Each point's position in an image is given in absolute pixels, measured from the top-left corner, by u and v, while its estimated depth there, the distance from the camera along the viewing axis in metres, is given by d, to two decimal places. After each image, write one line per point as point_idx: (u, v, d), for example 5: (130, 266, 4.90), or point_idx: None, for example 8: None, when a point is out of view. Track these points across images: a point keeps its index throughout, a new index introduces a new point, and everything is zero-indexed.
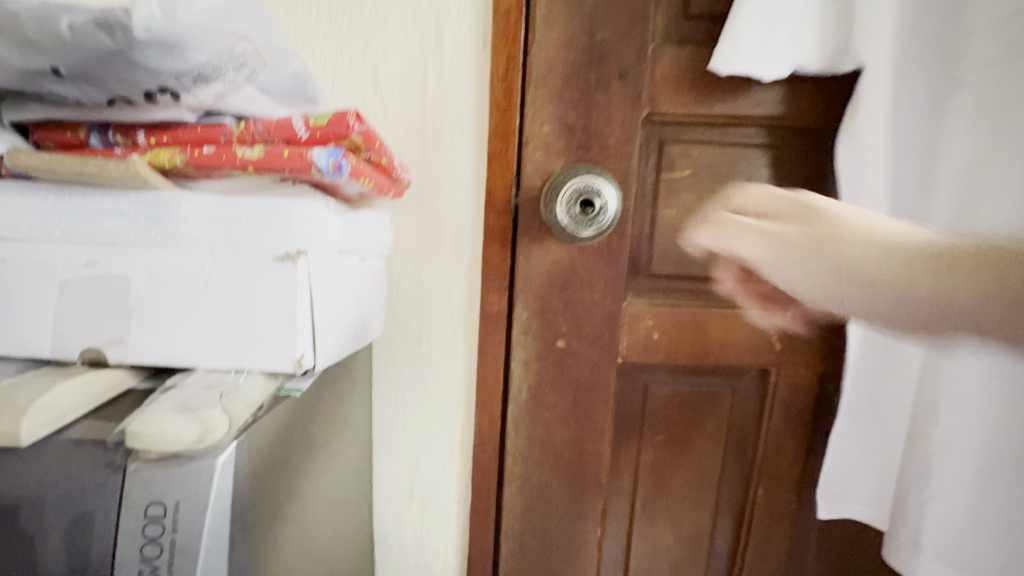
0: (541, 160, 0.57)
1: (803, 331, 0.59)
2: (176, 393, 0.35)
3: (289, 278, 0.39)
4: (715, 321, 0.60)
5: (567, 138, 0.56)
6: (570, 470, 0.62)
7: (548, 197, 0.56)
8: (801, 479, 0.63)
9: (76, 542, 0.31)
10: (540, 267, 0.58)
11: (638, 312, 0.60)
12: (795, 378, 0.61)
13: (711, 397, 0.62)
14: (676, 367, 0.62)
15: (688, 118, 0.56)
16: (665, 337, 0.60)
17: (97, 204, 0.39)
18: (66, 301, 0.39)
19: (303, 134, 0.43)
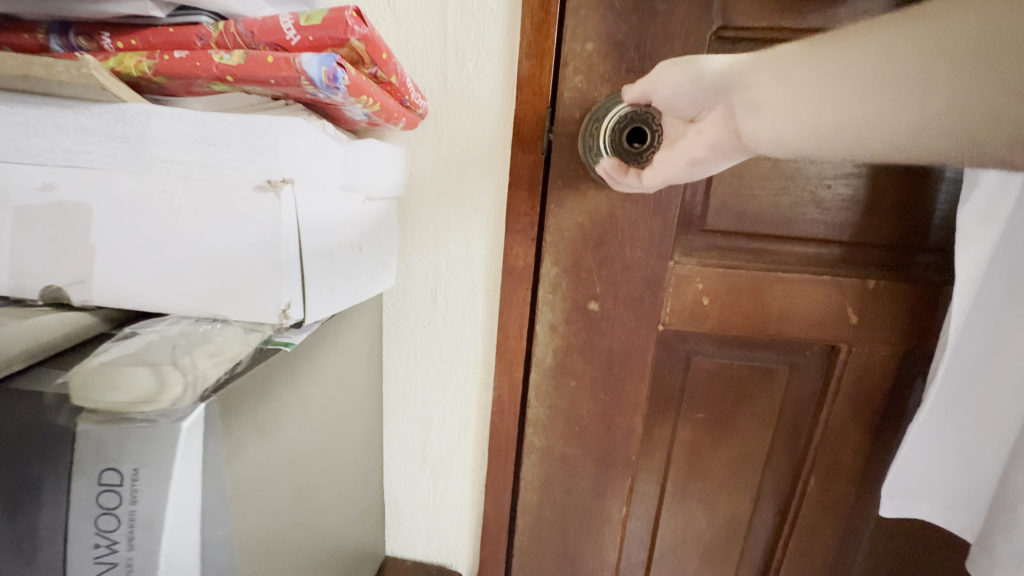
0: (583, 87, 0.47)
1: (883, 304, 0.50)
2: (139, 344, 0.30)
3: (273, 211, 0.33)
4: (780, 288, 0.51)
5: (616, 60, 0.46)
6: (597, 445, 0.56)
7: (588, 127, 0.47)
8: (863, 471, 0.55)
9: (22, 509, 0.26)
10: (575, 216, 0.50)
11: (687, 273, 0.51)
12: (871, 358, 0.52)
13: (765, 374, 0.54)
14: (728, 338, 0.54)
15: (768, 34, 0.45)
16: (716, 304, 0.52)
17: (54, 117, 0.33)
18: (22, 231, 0.34)
19: (293, 38, 0.36)
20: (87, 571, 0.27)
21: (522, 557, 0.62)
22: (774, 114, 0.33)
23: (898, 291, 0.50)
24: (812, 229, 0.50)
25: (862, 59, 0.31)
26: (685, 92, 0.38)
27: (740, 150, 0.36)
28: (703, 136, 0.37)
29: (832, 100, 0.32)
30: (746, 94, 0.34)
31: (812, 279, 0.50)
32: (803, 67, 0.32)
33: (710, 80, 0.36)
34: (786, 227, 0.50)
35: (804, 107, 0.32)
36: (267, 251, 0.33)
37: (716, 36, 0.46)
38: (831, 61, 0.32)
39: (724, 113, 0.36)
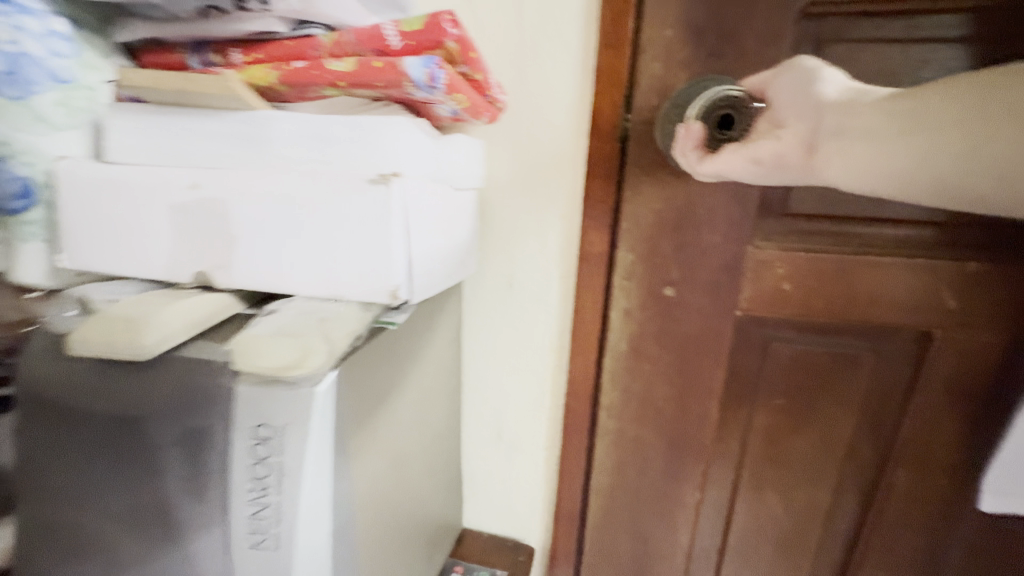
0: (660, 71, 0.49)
1: (985, 284, 0.48)
2: (276, 319, 0.35)
3: (382, 202, 0.36)
4: (866, 271, 0.49)
5: (694, 44, 0.47)
6: (670, 429, 0.57)
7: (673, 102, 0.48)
8: (963, 463, 0.53)
9: (193, 455, 0.32)
10: (651, 204, 0.52)
11: (768, 256, 0.51)
12: (966, 347, 0.50)
13: (849, 362, 0.53)
14: (808, 324, 0.52)
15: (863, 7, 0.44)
16: (799, 289, 0.51)
17: (200, 124, 0.40)
18: (178, 223, 0.39)
19: (395, 44, 0.39)
20: (244, 510, 0.32)
21: (593, 535, 0.64)
22: (854, 144, 0.38)
23: (997, 277, 0.48)
24: (907, 211, 0.48)
25: (940, 112, 0.37)
26: (795, 98, 0.41)
27: (799, 168, 0.40)
28: (779, 143, 0.40)
29: (905, 141, 0.37)
30: (836, 120, 0.39)
31: (901, 262, 0.49)
32: (892, 108, 0.38)
33: (821, 99, 0.39)
34: (877, 209, 0.48)
35: (882, 141, 0.38)
36: (377, 239, 0.37)
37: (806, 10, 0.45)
38: (914, 109, 0.37)
39: (807, 131, 0.40)
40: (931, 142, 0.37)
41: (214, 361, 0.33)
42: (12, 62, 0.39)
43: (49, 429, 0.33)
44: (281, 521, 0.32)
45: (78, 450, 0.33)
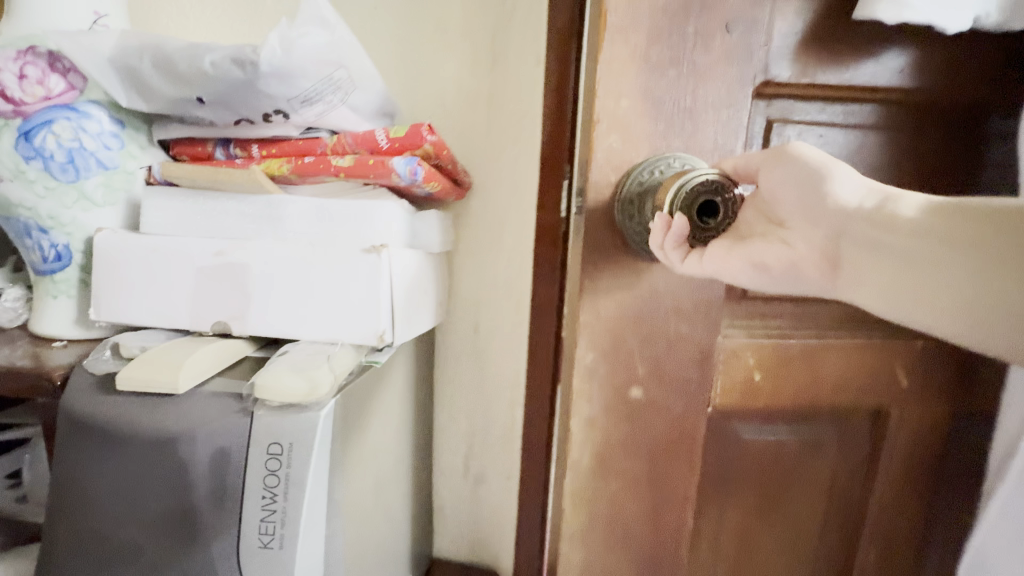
0: (620, 145, 0.42)
1: (936, 368, 0.50)
2: (290, 355, 0.44)
3: (374, 266, 0.47)
4: (828, 355, 0.49)
5: (657, 123, 0.42)
6: (649, 549, 0.49)
7: (638, 177, 0.42)
8: (920, 543, 0.54)
9: (218, 471, 0.39)
10: (611, 298, 0.45)
11: (735, 345, 0.47)
12: (911, 425, 0.51)
13: (815, 445, 0.51)
14: (782, 411, 0.50)
15: (812, 90, 0.43)
16: (768, 378, 0.48)
17: (224, 204, 0.50)
18: (202, 283, 0.48)
19: (384, 144, 0.51)
20: (256, 515, 0.39)
21: None
22: (871, 267, 0.39)
23: (934, 355, 0.50)
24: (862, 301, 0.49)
25: (970, 256, 0.35)
26: (805, 204, 0.41)
27: (812, 274, 0.42)
28: (790, 251, 0.42)
29: (932, 272, 0.37)
30: (851, 239, 0.40)
31: (862, 346, 0.49)
32: (918, 229, 0.37)
33: (838, 205, 0.40)
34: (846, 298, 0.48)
35: (896, 266, 0.38)
36: (370, 295, 0.47)
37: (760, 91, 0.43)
38: (949, 242, 0.36)
39: (819, 240, 0.41)
40: (951, 285, 0.36)
41: (240, 393, 0.41)
42: (69, 155, 0.48)
43: (91, 451, 0.40)
44: (286, 524, 0.39)
45: (114, 471, 0.39)
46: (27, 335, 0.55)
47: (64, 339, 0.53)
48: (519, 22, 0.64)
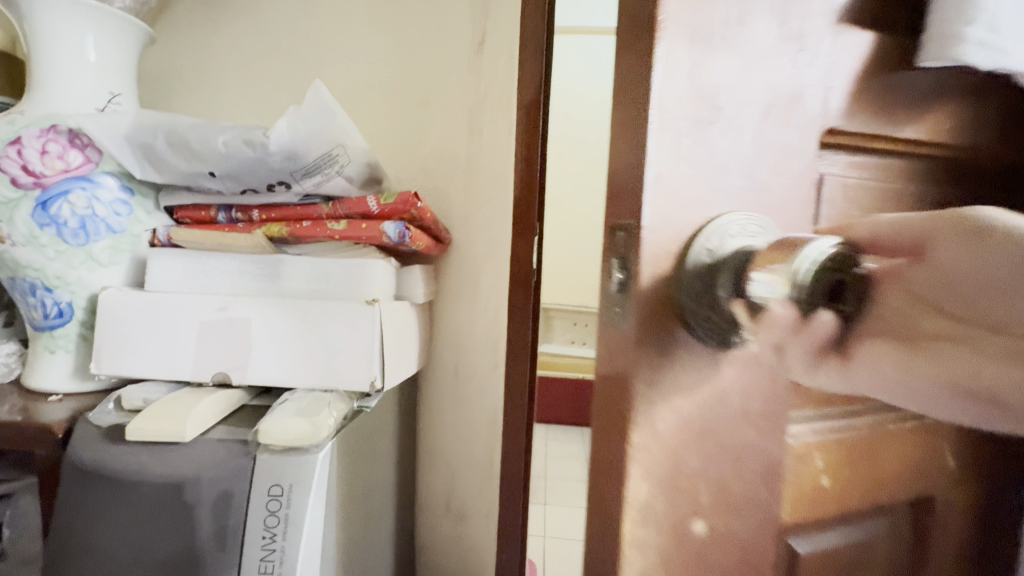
0: (678, 205, 0.29)
1: (979, 445, 0.42)
2: (290, 404, 0.48)
3: (367, 320, 0.52)
4: (885, 443, 0.39)
5: (723, 177, 0.30)
6: None
7: (704, 245, 0.29)
8: None
9: (222, 512, 0.42)
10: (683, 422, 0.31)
11: (809, 448, 0.36)
12: (959, 515, 0.43)
13: (868, 551, 0.40)
14: (835, 513, 0.38)
15: (870, 140, 0.34)
16: (836, 481, 0.38)
17: (226, 264, 0.55)
18: (203, 337, 0.52)
19: (375, 210, 0.57)
20: (256, 554, 0.41)
21: None
22: None
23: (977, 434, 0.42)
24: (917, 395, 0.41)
25: None
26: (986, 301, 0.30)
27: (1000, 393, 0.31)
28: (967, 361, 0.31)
29: None
30: None
31: (911, 428, 0.40)
32: None
33: None
34: None
35: None
36: (361, 346, 0.52)
37: (826, 142, 0.33)
38: None
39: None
40: None
41: (246, 440, 0.45)
42: (82, 221, 0.52)
43: (97, 500, 0.42)
44: (284, 563, 0.42)
45: (121, 517, 0.42)
46: (17, 390, 0.56)
47: (60, 393, 0.55)
48: (491, 102, 0.73)
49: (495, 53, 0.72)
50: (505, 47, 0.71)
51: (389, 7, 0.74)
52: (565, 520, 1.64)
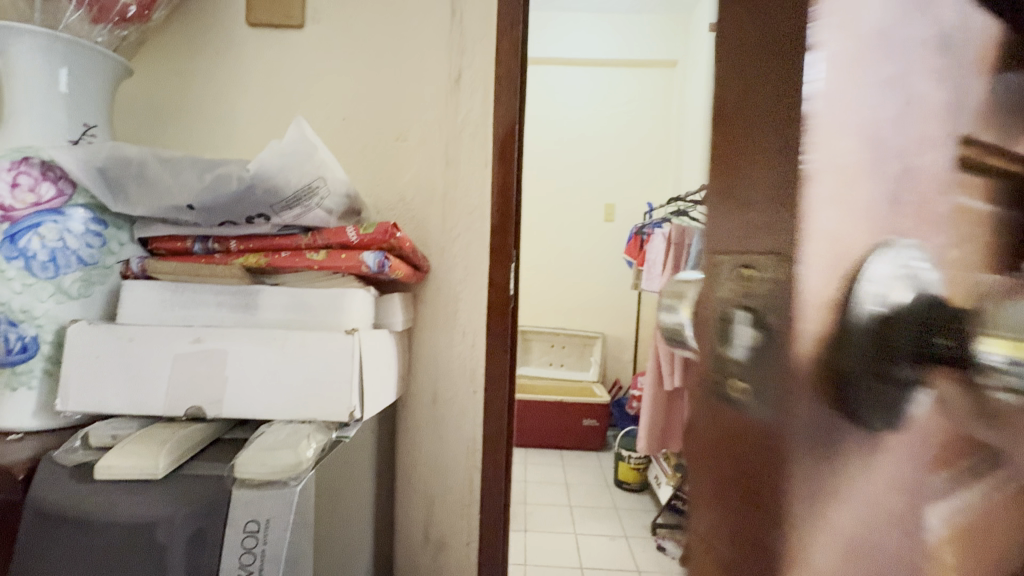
0: (832, 226, 0.12)
1: None
2: (268, 437, 0.48)
3: (348, 349, 0.52)
4: None
5: (877, 196, 0.12)
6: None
7: (875, 291, 0.12)
8: None
9: (195, 551, 0.41)
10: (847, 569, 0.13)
11: (952, 537, 0.15)
12: None
13: None
14: None
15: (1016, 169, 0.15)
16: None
17: (202, 296, 0.54)
18: (178, 370, 0.52)
19: (354, 240, 0.58)
20: None
21: None
22: None
23: None
24: None
25: None
26: None
27: None
28: None
29: None
30: None
31: None
32: None
33: None
34: None
35: None
36: (340, 378, 0.52)
37: (964, 158, 0.14)
38: None
39: None
40: None
41: (221, 474, 0.45)
42: (52, 254, 0.51)
43: (63, 544, 0.41)
44: None
45: (90, 561, 0.41)
46: None
47: (20, 431, 0.52)
48: (468, 136, 0.76)
49: (471, 90, 0.76)
50: (480, 85, 0.76)
51: (366, 43, 0.76)
52: (546, 546, 1.63)
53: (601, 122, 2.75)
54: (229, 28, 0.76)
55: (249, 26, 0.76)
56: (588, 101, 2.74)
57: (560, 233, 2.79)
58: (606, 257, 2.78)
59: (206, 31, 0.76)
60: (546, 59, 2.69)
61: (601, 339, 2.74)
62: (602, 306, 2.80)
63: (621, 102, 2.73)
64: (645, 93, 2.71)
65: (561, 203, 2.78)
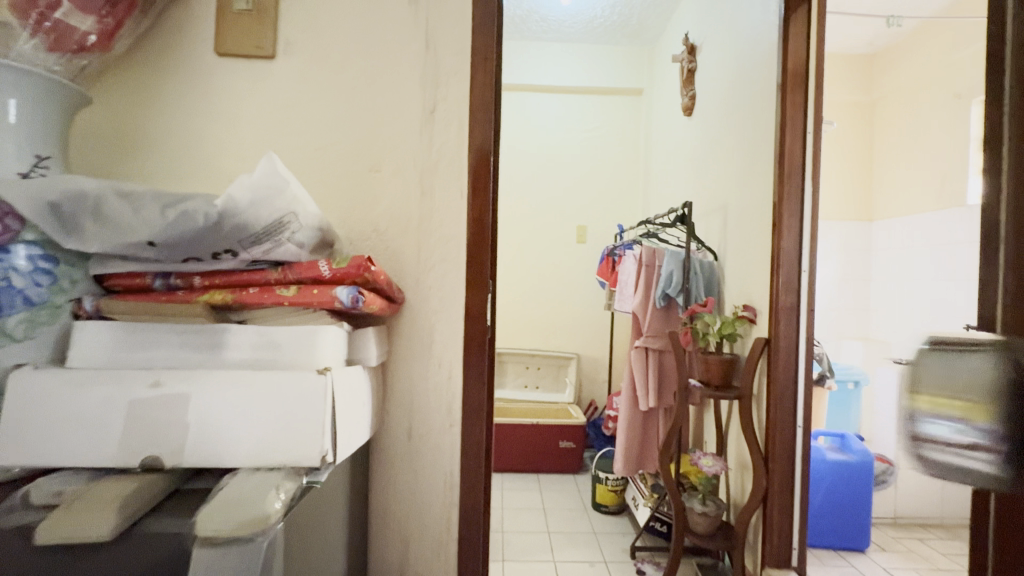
0: None
1: None
2: (233, 489, 0.45)
3: (320, 389, 0.50)
4: None
5: None
6: None
7: None
8: None
9: None
10: None
11: None
12: None
13: None
14: None
15: None
16: None
17: (162, 337, 0.51)
18: (133, 416, 0.48)
19: (327, 274, 0.56)
20: None
21: None
22: None
23: None
24: None
25: None
26: None
27: None
28: None
29: None
30: None
31: None
32: None
33: None
34: None
35: None
36: (311, 420, 0.50)
37: None
38: None
39: None
40: None
41: (178, 531, 0.41)
42: None
43: None
44: None
45: None
46: None
47: None
48: (443, 167, 0.76)
49: (446, 121, 0.76)
50: (455, 117, 0.76)
51: (339, 73, 0.76)
52: None
53: (571, 147, 2.81)
54: (196, 56, 0.74)
55: (217, 55, 0.74)
56: (559, 126, 2.80)
57: (533, 255, 2.80)
58: (579, 278, 2.82)
59: (172, 59, 0.74)
60: (517, 86, 2.75)
61: (576, 360, 2.75)
62: (576, 327, 2.82)
63: (590, 128, 2.81)
64: (612, 119, 2.80)
65: (534, 225, 2.81)
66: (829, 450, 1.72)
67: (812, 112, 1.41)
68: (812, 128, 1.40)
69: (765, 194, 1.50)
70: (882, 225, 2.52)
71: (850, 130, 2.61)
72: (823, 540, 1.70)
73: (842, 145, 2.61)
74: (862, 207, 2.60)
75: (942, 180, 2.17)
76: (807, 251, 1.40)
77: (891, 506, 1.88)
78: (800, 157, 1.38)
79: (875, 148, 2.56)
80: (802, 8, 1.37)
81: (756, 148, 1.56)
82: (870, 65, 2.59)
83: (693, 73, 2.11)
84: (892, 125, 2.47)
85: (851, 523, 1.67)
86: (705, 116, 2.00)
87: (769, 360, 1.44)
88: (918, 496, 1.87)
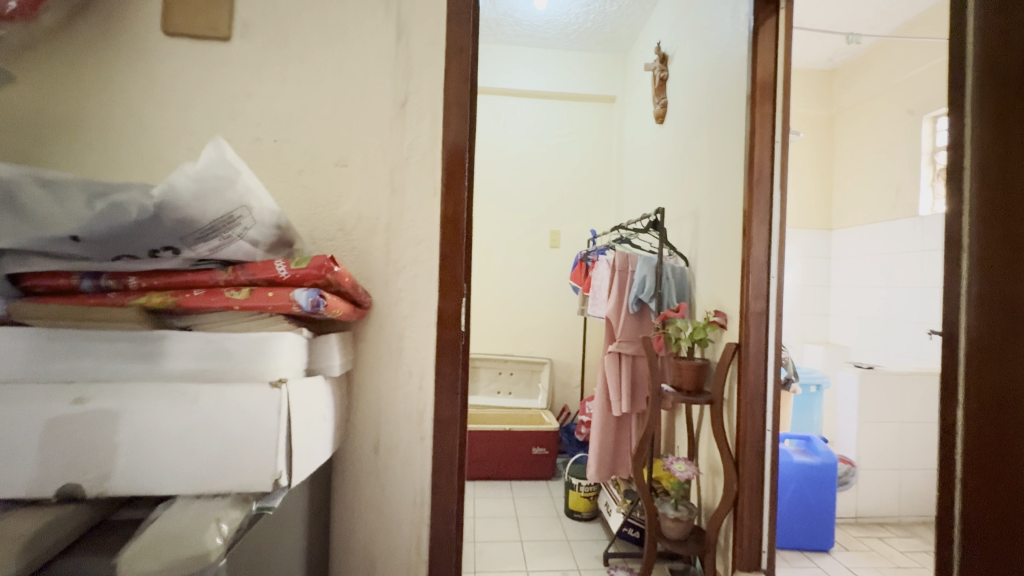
0: None
1: None
2: (168, 521, 0.39)
3: (275, 404, 0.45)
4: None
5: None
6: None
7: None
8: None
9: None
10: None
11: None
12: None
13: None
14: None
15: None
16: None
17: (87, 346, 0.44)
18: (53, 438, 0.42)
19: (284, 275, 0.51)
20: None
21: None
22: None
23: None
24: None
25: None
26: None
27: None
28: None
29: None
30: None
31: None
32: None
33: None
34: None
35: None
36: (261, 440, 0.44)
37: None
38: None
39: None
40: None
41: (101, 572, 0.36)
42: None
43: None
44: None
45: None
46: None
47: None
48: (414, 163, 0.71)
49: (418, 114, 0.72)
50: (427, 112, 0.72)
51: (301, 59, 0.70)
52: None
53: (545, 151, 2.79)
54: (140, 35, 0.68)
55: (164, 34, 0.68)
56: (532, 130, 2.78)
57: (506, 259, 2.77)
58: (551, 282, 2.80)
59: (111, 36, 0.67)
60: (490, 89, 2.72)
61: (549, 365, 2.73)
62: (548, 331, 2.79)
63: (563, 133, 2.80)
64: (585, 125, 2.80)
65: (507, 229, 2.78)
66: (797, 453, 1.74)
67: (779, 121, 1.42)
68: (779, 137, 1.42)
69: (735, 201, 1.51)
70: (842, 233, 2.60)
71: (813, 141, 2.70)
72: (791, 541, 1.71)
73: (805, 155, 2.69)
74: (824, 216, 2.68)
75: (896, 192, 2.27)
76: (774, 257, 1.42)
77: (852, 506, 1.92)
78: (768, 165, 1.39)
79: (835, 159, 2.66)
80: (770, 20, 1.38)
81: (726, 156, 1.58)
82: (830, 80, 2.70)
83: (664, 82, 2.13)
84: (850, 137, 2.57)
85: (817, 524, 1.69)
86: (676, 123, 2.02)
87: (739, 364, 1.44)
88: (880, 496, 1.92)
